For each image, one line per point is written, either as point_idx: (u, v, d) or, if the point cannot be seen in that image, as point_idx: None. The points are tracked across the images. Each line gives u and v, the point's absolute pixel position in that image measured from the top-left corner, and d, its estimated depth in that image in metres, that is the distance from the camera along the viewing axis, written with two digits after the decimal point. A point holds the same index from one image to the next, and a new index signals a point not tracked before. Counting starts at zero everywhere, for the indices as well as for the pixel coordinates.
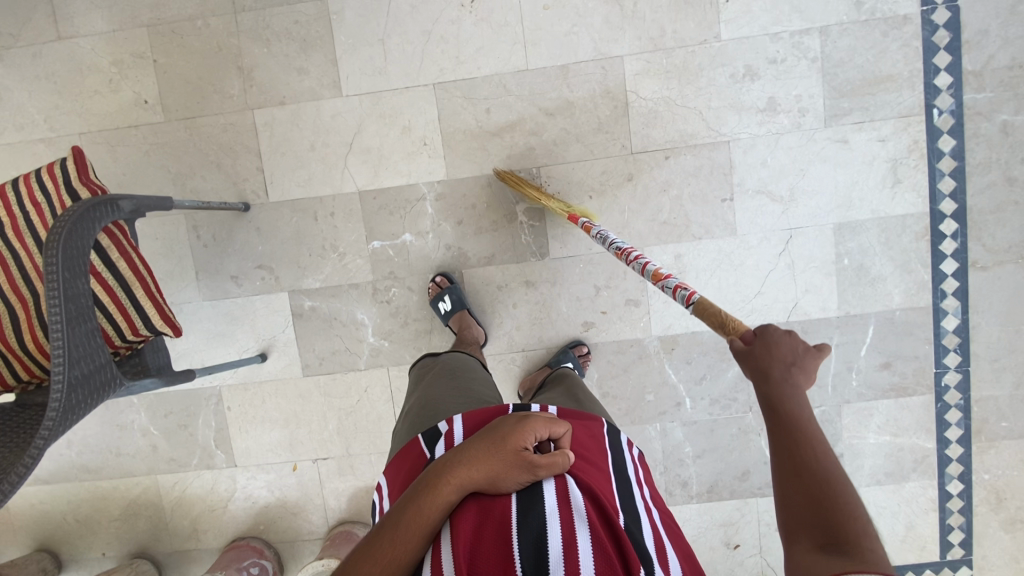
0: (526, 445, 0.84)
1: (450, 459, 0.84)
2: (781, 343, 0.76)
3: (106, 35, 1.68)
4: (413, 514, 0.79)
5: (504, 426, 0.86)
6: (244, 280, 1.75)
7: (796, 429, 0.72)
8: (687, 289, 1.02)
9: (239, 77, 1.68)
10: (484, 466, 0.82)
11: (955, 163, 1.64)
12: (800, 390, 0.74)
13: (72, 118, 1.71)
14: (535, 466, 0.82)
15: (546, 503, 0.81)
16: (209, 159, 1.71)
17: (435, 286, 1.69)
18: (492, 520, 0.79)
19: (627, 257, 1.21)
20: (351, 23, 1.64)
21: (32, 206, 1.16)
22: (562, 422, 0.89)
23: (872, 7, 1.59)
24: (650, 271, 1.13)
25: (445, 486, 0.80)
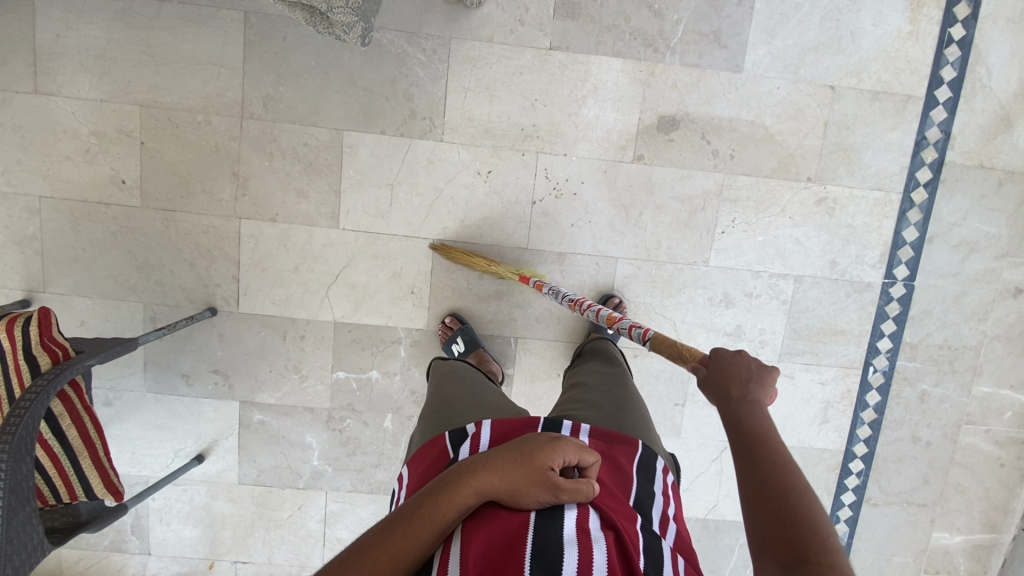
0: (552, 465, 0.77)
1: (475, 461, 0.80)
2: (732, 364, 0.87)
3: (92, 102, 1.54)
4: (428, 510, 0.75)
5: (536, 440, 0.80)
6: (195, 381, 1.69)
7: (756, 437, 0.78)
8: (640, 328, 1.13)
9: (232, 182, 1.60)
10: (507, 477, 0.76)
11: (874, 415, 1.85)
12: (760, 406, 0.82)
13: (36, 178, 1.57)
14: (556, 489, 0.75)
15: (562, 532, 0.74)
16: (182, 256, 1.63)
17: (445, 329, 1.67)
18: (506, 535, 0.74)
19: (581, 307, 1.31)
20: (363, 160, 1.60)
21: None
22: (594, 452, 0.82)
23: (844, 268, 1.74)
24: (605, 316, 1.22)
25: (463, 489, 0.76)
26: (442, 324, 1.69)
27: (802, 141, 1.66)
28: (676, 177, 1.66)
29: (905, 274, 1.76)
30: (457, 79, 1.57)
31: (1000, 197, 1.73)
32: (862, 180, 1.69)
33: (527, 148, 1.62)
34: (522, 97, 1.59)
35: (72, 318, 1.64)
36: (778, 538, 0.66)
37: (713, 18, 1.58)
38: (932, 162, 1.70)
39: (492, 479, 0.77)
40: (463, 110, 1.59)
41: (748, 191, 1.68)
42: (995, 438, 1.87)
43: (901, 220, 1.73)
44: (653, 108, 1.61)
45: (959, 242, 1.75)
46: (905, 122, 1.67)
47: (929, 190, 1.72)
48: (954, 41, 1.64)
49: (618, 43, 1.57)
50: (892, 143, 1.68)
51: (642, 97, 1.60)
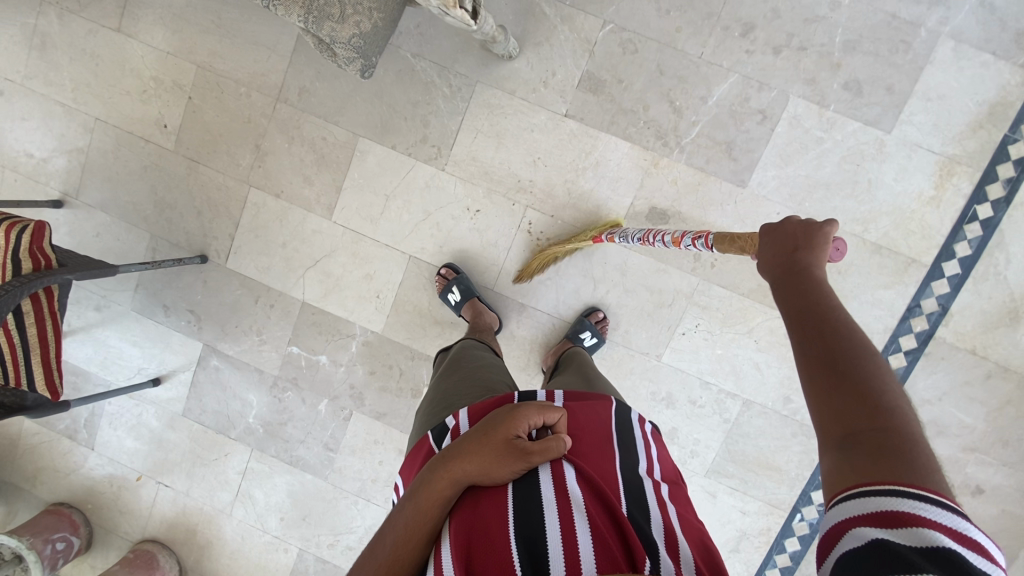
0: (517, 433, 0.82)
1: (445, 456, 0.84)
2: (784, 237, 0.84)
3: (160, 51, 1.75)
4: (412, 513, 0.79)
5: (498, 415, 0.85)
6: (172, 314, 1.87)
7: (805, 301, 0.74)
8: (703, 234, 1.18)
9: (252, 153, 1.76)
10: (478, 460, 0.80)
11: (788, 562, 1.77)
12: (815, 266, 0.79)
13: (96, 102, 1.79)
14: (527, 453, 0.80)
15: (542, 492, 0.80)
16: (193, 204, 1.80)
17: (441, 279, 1.71)
18: (486, 513, 0.78)
19: (651, 240, 1.37)
20: (369, 166, 1.72)
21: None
22: (557, 410, 0.89)
23: (796, 407, 1.70)
24: (670, 240, 1.29)
25: (439, 481, 0.80)
26: (438, 273, 1.73)
27: None
28: (651, 268, 1.68)
29: None
30: (472, 119, 1.66)
31: (985, 389, 1.63)
32: None
33: (518, 200, 1.68)
34: (527, 151, 1.66)
35: (91, 228, 1.85)
36: (832, 398, 0.63)
37: (730, 129, 1.59)
38: (920, 333, 1.63)
39: (466, 465, 0.81)
40: (469, 148, 1.68)
41: (719, 303, 1.68)
42: None
43: None
44: (647, 197, 1.64)
45: (928, 420, 1.67)
46: (902, 284, 1.62)
47: (908, 358, 1.65)
48: (978, 219, 1.56)
49: (630, 127, 1.62)
50: (882, 301, 1.63)
51: (639, 184, 1.64)
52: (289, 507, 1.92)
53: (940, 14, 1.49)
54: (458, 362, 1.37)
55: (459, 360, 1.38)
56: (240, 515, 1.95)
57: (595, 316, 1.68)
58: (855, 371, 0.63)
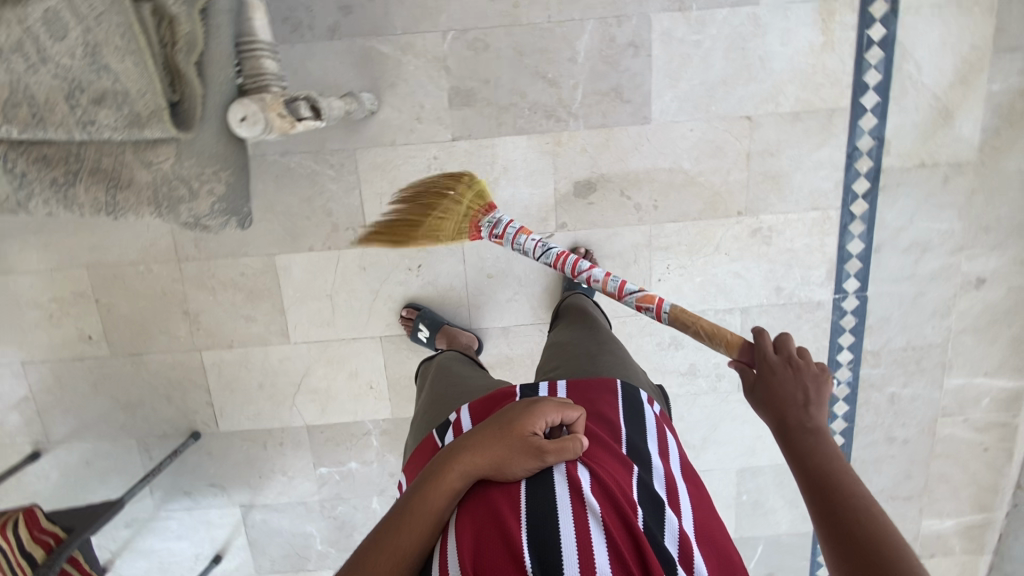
0: (532, 430, 0.94)
1: (460, 444, 0.97)
2: (790, 375, 0.96)
3: (41, 271, 1.66)
4: (423, 498, 0.93)
5: (517, 410, 0.96)
6: (198, 495, 1.87)
7: (812, 447, 0.87)
8: (652, 303, 1.24)
9: (185, 320, 1.70)
10: (494, 452, 0.93)
11: (845, 424, 1.89)
12: (816, 412, 0.92)
13: (13, 348, 1.72)
14: (542, 453, 0.92)
15: (557, 499, 0.90)
16: (158, 391, 1.77)
17: (406, 321, 1.68)
18: (497, 510, 0.91)
19: (563, 264, 1.35)
20: (298, 277, 1.67)
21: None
22: (575, 409, 0.99)
23: (790, 292, 1.73)
24: (601, 282, 1.32)
25: (450, 474, 0.94)
26: (402, 317, 1.70)
27: (727, 177, 1.63)
28: (603, 237, 1.67)
29: (856, 287, 1.74)
30: (368, 185, 1.60)
31: (948, 192, 1.66)
32: (796, 203, 1.66)
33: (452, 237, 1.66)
34: None
35: (78, 460, 1.82)
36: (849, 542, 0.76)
37: (611, 76, 1.54)
38: (868, 172, 1.64)
39: (478, 457, 0.94)
40: (381, 214, 1.63)
41: (678, 237, 1.68)
42: (974, 425, 1.90)
43: (844, 234, 1.69)
44: (566, 176, 1.62)
45: (909, 245, 1.71)
46: (833, 137, 1.61)
47: (869, 200, 1.66)
48: (875, 42, 1.54)
49: (519, 120, 1.57)
50: (822, 161, 1.63)
51: (553, 168, 1.61)
52: None
53: None
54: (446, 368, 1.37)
55: (448, 365, 1.38)
56: None
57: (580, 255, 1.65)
58: (866, 524, 0.77)
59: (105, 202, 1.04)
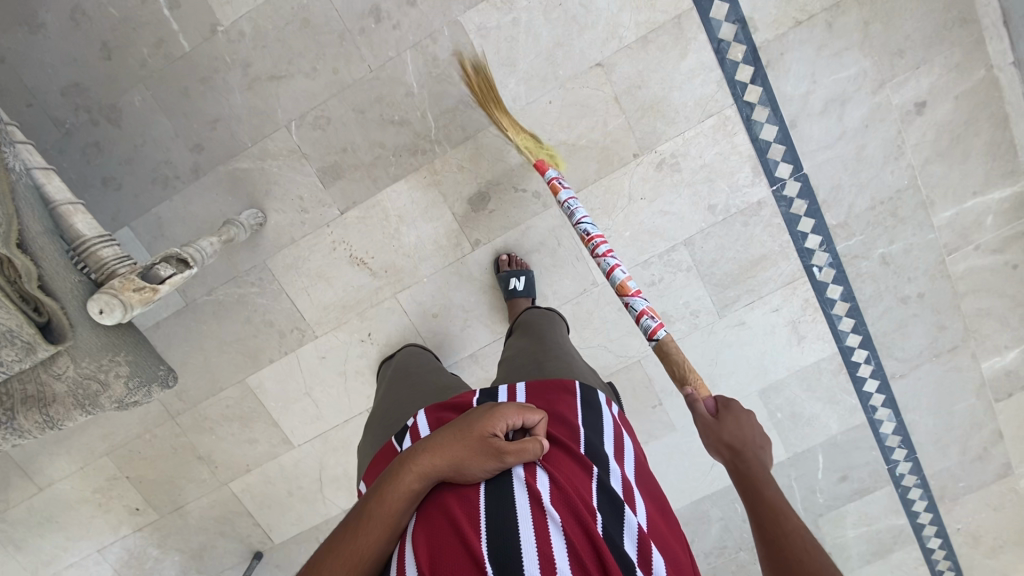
0: (493, 432, 0.88)
1: (419, 446, 0.90)
2: (742, 422, 0.89)
3: (76, 470, 1.87)
4: (380, 502, 0.86)
5: (479, 412, 0.91)
6: None
7: (758, 486, 0.79)
8: (652, 317, 1.19)
9: (203, 463, 1.86)
10: (451, 453, 0.87)
11: (848, 304, 1.73)
12: (762, 459, 0.84)
13: (84, 541, 1.94)
14: (501, 453, 0.86)
15: (516, 504, 0.84)
16: (211, 530, 1.94)
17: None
18: (454, 514, 0.84)
19: (594, 248, 1.30)
20: (273, 388, 1.78)
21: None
22: (535, 411, 0.94)
23: (725, 206, 1.64)
24: (618, 281, 1.26)
25: (408, 475, 0.87)
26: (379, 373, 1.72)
27: (606, 128, 1.58)
28: (518, 234, 1.66)
29: (790, 170, 1.62)
30: (291, 286, 1.69)
31: (837, 35, 1.53)
32: (687, 120, 1.58)
33: (384, 296, 1.71)
34: (347, 264, 1.68)
35: None
36: None
37: (450, 92, 1.55)
38: (745, 56, 1.54)
39: (435, 458, 0.87)
40: (313, 305, 1.71)
41: (588, 204, 1.64)
42: (989, 248, 1.68)
43: (751, 126, 1.59)
44: (457, 197, 1.63)
45: (824, 104, 1.57)
46: (691, 42, 1.53)
47: (760, 82, 1.56)
48: None
49: (391, 167, 1.61)
50: (692, 69, 1.55)
51: (442, 195, 1.63)
52: None
53: None
54: (406, 370, 1.45)
55: (406, 369, 1.46)
56: None
57: (504, 262, 1.65)
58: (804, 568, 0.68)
59: (46, 421, 1.18)
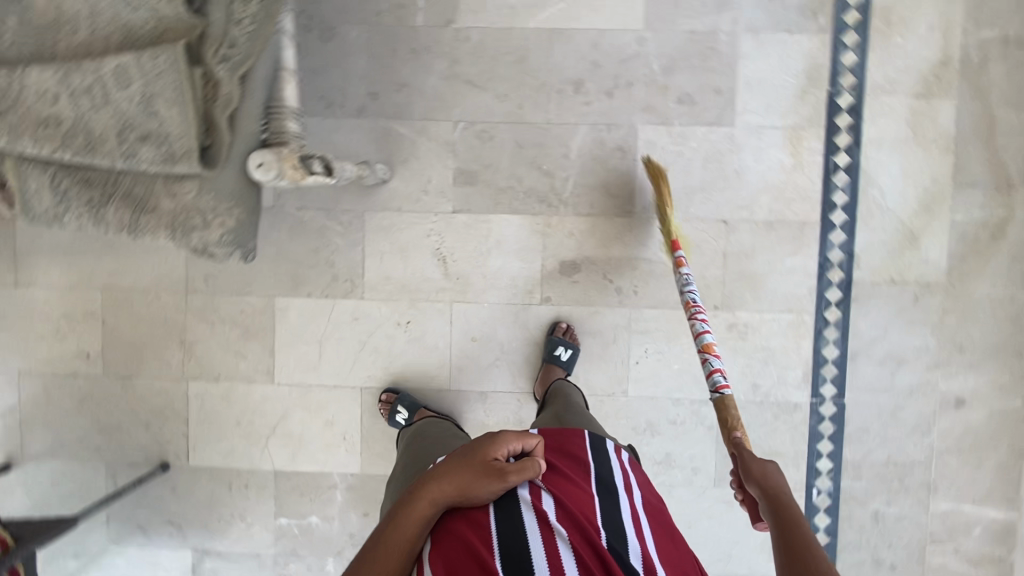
0: (495, 455, 0.97)
1: (426, 476, 0.98)
2: (769, 475, 0.98)
3: (61, 288, 1.80)
4: (394, 530, 0.93)
5: (481, 439, 1.00)
6: (152, 533, 1.85)
7: (787, 529, 0.88)
8: (721, 376, 1.33)
9: (180, 350, 1.80)
10: (458, 481, 0.95)
11: (827, 538, 1.77)
12: (784, 503, 0.93)
13: (16, 357, 1.82)
14: (504, 474, 0.95)
15: (524, 523, 0.93)
16: (139, 416, 1.82)
17: (385, 406, 1.73)
18: (468, 534, 0.93)
19: (693, 313, 1.48)
20: (293, 319, 1.78)
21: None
22: (533, 435, 1.03)
23: (766, 390, 1.74)
24: (703, 340, 1.42)
25: (420, 503, 0.95)
26: (381, 400, 1.76)
27: (704, 272, 1.73)
28: (585, 313, 1.75)
29: (833, 393, 1.74)
30: (370, 244, 1.76)
31: (919, 309, 1.71)
32: (770, 304, 1.73)
33: (442, 298, 1.77)
34: (428, 255, 1.76)
35: (45, 477, 1.84)
36: None
37: (596, 173, 1.74)
38: (840, 282, 1.72)
39: (443, 487, 0.95)
40: (378, 271, 1.77)
41: (656, 323, 1.74)
42: (967, 557, 1.75)
43: (818, 338, 1.73)
44: (553, 254, 1.75)
45: (885, 356, 1.72)
46: (805, 247, 1.72)
47: (842, 308, 1.72)
48: (841, 167, 1.70)
49: (515, 201, 1.75)
50: (795, 267, 1.72)
51: (542, 247, 1.75)
52: None
53: (729, 17, 1.69)
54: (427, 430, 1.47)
55: (426, 430, 1.49)
56: None
57: (561, 329, 1.73)
58: None
59: (129, 221, 1.19)
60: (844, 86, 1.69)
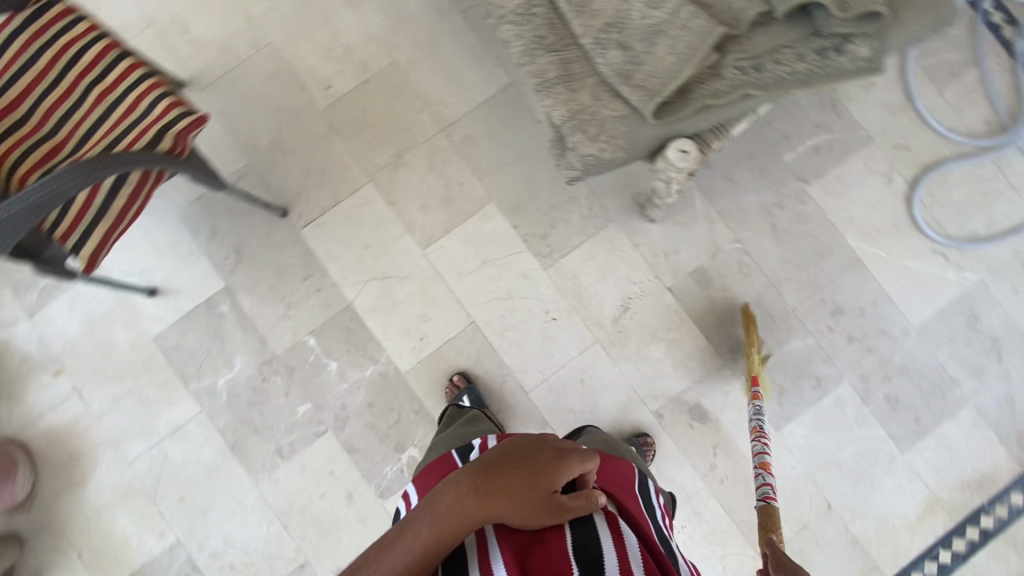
0: (558, 485, 0.82)
1: (471, 491, 0.81)
2: None
3: (367, 28, 1.82)
4: (428, 545, 0.77)
5: (543, 460, 0.84)
6: (215, 241, 1.76)
7: None
8: (770, 489, 1.19)
9: (390, 156, 1.80)
10: (513, 508, 0.80)
11: None
12: None
13: (281, 32, 1.82)
14: (567, 511, 0.81)
15: (595, 526, 0.84)
16: (307, 162, 1.79)
17: (451, 387, 1.72)
18: (524, 552, 0.81)
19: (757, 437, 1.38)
20: (486, 228, 1.80)
21: (120, 82, 1.23)
22: (595, 457, 0.88)
23: None
24: (761, 458, 1.30)
25: (465, 522, 0.79)
26: (449, 380, 1.74)
27: None
28: (673, 454, 1.76)
29: None
30: (592, 244, 1.79)
31: None
32: None
33: (594, 332, 1.78)
34: (619, 296, 1.79)
35: None
36: None
37: (786, 377, 1.78)
38: None
39: (494, 510, 0.80)
40: (576, 266, 1.79)
41: (711, 517, 1.74)
42: None
43: None
44: (698, 393, 1.77)
45: None
46: None
47: None
48: (939, 561, 1.75)
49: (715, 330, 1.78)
50: None
51: (697, 379, 1.77)
52: (198, 489, 1.72)
53: (973, 384, 1.79)
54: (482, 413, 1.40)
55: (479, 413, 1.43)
56: (141, 472, 1.72)
57: (646, 440, 1.70)
58: None
59: (547, 78, 1.22)
60: (996, 512, 1.76)
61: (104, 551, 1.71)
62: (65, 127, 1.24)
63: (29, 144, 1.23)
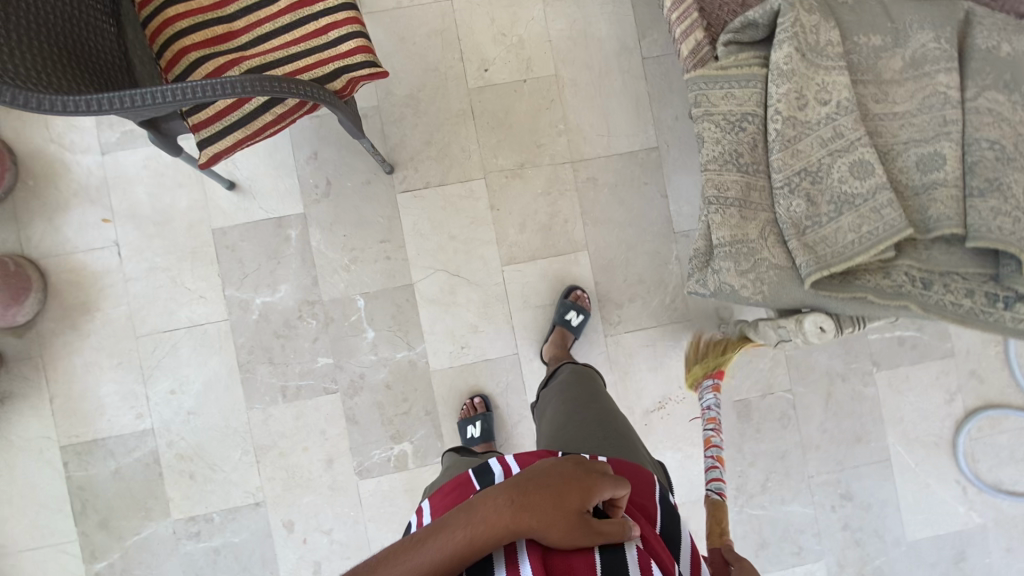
0: (589, 505, 0.71)
1: (492, 500, 0.71)
2: None
3: (547, 30, 1.74)
4: (444, 556, 0.66)
5: (572, 473, 0.73)
6: (311, 165, 1.70)
7: None
8: (718, 484, 1.25)
9: (512, 163, 1.74)
10: (539, 522, 0.69)
11: None
12: None
13: None
14: (600, 532, 0.69)
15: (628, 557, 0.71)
16: (432, 132, 1.72)
17: (467, 408, 1.69)
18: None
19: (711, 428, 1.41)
20: (569, 273, 1.75)
21: (320, 1, 1.17)
22: (627, 479, 0.76)
23: None
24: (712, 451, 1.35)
25: (487, 532, 0.68)
26: (467, 399, 1.72)
27: None
28: None
29: None
30: (659, 334, 1.77)
31: None
32: None
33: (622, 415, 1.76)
34: (661, 392, 1.77)
35: None
36: None
37: (772, 534, 1.79)
38: None
39: (519, 523, 0.68)
40: (635, 348, 1.77)
41: None
42: None
43: None
44: (690, 513, 1.76)
45: None
46: None
47: None
48: None
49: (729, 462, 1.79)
50: None
51: (694, 501, 1.76)
52: (192, 390, 1.67)
53: None
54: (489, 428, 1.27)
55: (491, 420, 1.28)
56: (145, 349, 1.67)
57: None
58: None
59: (726, 194, 1.19)
60: None
61: (74, 407, 1.65)
62: (248, 18, 1.17)
63: (207, 17, 1.16)
